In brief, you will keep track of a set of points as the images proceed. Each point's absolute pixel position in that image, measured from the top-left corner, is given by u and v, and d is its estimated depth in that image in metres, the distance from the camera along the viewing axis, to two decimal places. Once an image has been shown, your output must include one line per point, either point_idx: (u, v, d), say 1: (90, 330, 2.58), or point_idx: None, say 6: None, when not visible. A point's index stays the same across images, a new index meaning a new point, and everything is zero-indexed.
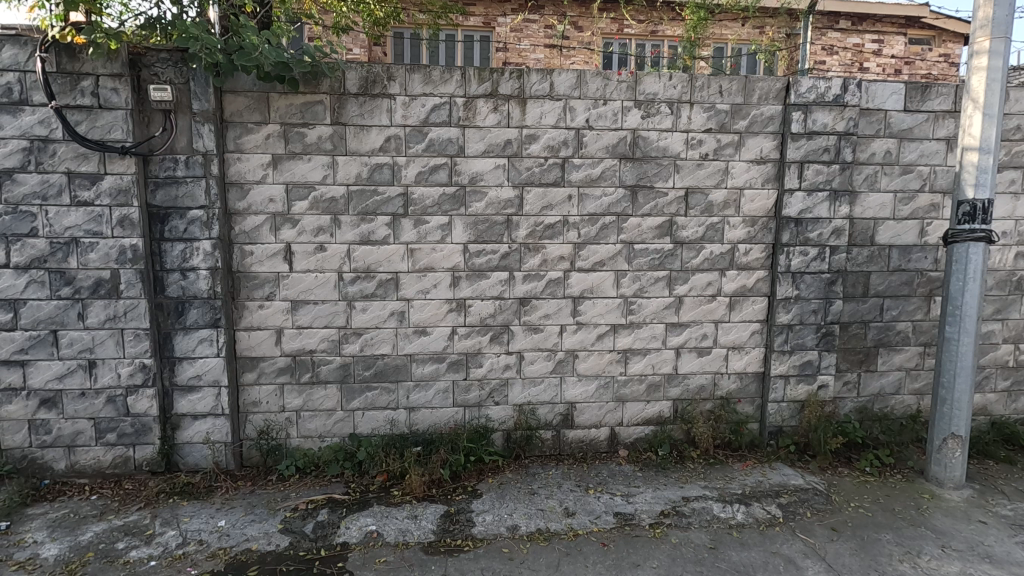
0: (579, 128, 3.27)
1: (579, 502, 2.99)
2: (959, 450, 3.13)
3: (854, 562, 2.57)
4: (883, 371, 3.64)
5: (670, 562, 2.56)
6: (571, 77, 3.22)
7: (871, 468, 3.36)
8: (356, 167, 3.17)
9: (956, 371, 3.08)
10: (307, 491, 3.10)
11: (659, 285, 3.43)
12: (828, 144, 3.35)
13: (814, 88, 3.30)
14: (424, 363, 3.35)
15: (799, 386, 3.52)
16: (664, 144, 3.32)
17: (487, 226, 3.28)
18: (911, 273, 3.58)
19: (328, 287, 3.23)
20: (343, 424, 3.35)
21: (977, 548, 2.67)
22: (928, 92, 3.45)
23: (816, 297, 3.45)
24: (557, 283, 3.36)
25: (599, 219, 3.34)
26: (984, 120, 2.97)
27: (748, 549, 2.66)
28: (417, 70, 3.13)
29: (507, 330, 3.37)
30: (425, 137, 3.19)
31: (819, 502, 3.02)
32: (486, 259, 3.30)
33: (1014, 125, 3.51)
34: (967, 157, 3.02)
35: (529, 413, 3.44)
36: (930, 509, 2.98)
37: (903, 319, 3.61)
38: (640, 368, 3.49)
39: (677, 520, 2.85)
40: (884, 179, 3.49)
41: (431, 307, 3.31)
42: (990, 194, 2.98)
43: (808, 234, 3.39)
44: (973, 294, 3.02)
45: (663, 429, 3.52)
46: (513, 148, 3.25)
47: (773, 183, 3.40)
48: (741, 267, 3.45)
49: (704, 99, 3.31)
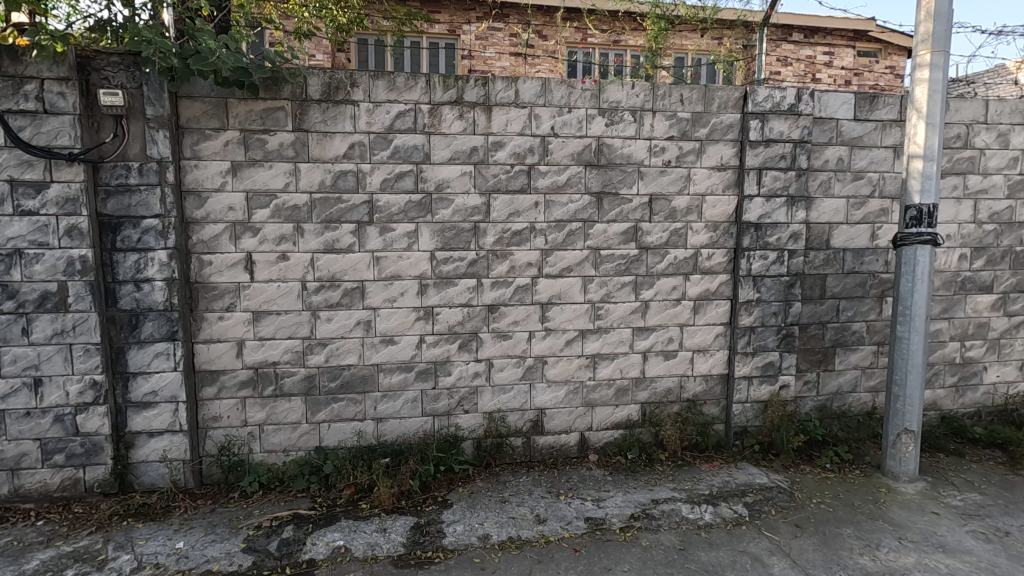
0: (545, 135, 3.29)
1: (550, 508, 2.99)
2: (912, 445, 3.26)
3: (817, 557, 2.64)
4: (840, 370, 3.77)
5: (640, 565, 2.58)
6: (535, 85, 3.25)
7: (831, 465, 3.46)
8: (319, 174, 3.11)
9: (908, 368, 3.20)
10: (272, 507, 3.00)
11: (625, 290, 3.47)
12: (785, 151, 3.46)
13: (770, 98, 3.41)
14: (392, 372, 3.30)
15: (762, 387, 3.60)
16: (627, 151, 3.38)
17: (454, 233, 3.26)
18: (865, 275, 3.72)
19: (292, 297, 3.15)
20: (309, 436, 3.27)
21: (931, 538, 2.78)
22: (876, 102, 3.61)
23: (776, 300, 3.55)
24: (525, 290, 3.37)
25: (566, 225, 3.37)
26: (928, 129, 3.11)
27: (716, 549, 2.70)
28: (381, 77, 3.11)
29: (475, 337, 3.36)
30: (390, 144, 3.16)
31: (783, 500, 3.10)
32: (454, 267, 3.28)
33: (955, 133, 3.70)
34: (913, 164, 3.16)
35: (499, 421, 3.43)
36: (887, 503, 3.09)
37: (858, 319, 3.75)
38: (608, 372, 3.51)
39: (648, 523, 2.88)
40: (838, 185, 3.62)
41: (398, 316, 3.27)
42: (935, 199, 3.12)
43: (767, 238, 3.49)
44: (922, 295, 3.16)
45: (632, 432, 3.56)
46: (479, 155, 3.25)
47: (733, 190, 3.49)
48: (705, 271, 3.52)
49: (665, 107, 3.38)
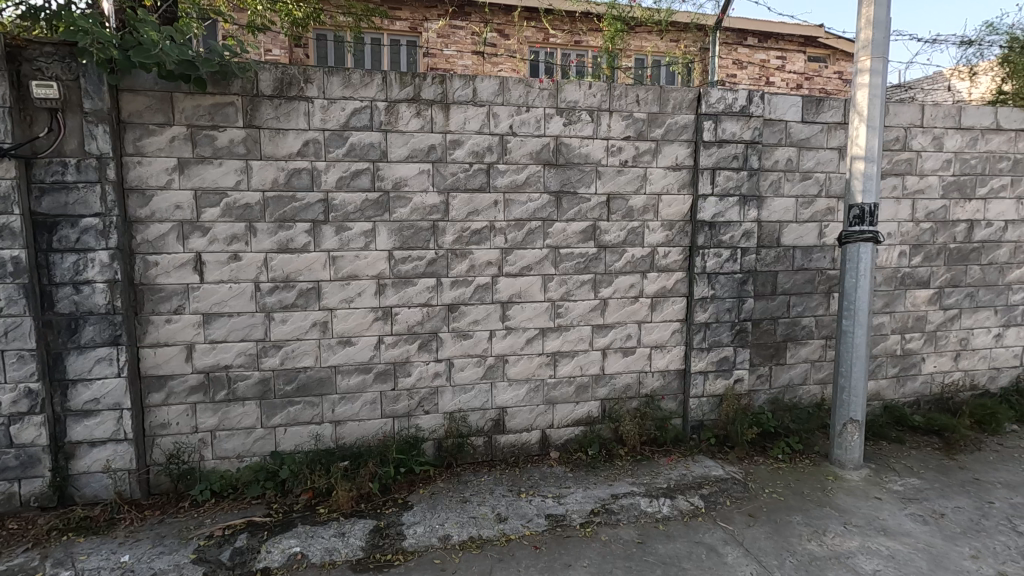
0: (503, 134, 3.29)
1: (511, 506, 2.99)
2: (857, 433, 3.41)
3: (768, 544, 2.73)
4: (791, 364, 3.90)
5: (600, 560, 2.61)
6: (493, 84, 3.25)
7: (783, 455, 3.58)
8: (272, 172, 3.03)
9: (853, 360, 3.34)
10: (225, 516, 2.91)
11: (584, 288, 3.50)
12: (737, 151, 3.56)
13: (722, 99, 3.50)
14: (350, 374, 3.25)
15: (718, 381, 3.70)
16: (585, 151, 3.41)
17: (412, 232, 3.23)
18: (812, 272, 3.87)
19: (244, 298, 3.06)
20: (264, 441, 3.18)
21: (873, 522, 2.91)
22: (822, 106, 3.75)
23: (730, 296, 3.65)
24: (485, 289, 3.36)
25: (526, 224, 3.38)
26: (869, 132, 3.25)
27: (673, 541, 2.76)
28: (336, 73, 3.05)
29: (435, 337, 3.33)
30: (346, 142, 3.10)
31: (737, 491, 3.19)
32: (412, 266, 3.25)
33: (895, 136, 3.88)
34: (856, 166, 3.30)
35: (460, 420, 3.41)
36: (834, 490, 3.22)
37: (807, 315, 3.89)
38: (568, 369, 3.54)
39: (607, 518, 2.92)
40: (787, 185, 3.75)
41: (356, 316, 3.22)
42: (876, 199, 3.27)
43: (721, 236, 3.58)
44: (865, 290, 3.30)
45: (593, 429, 3.60)
46: (437, 154, 3.22)
47: (688, 189, 3.57)
48: (661, 269, 3.59)
49: (622, 108, 3.42)
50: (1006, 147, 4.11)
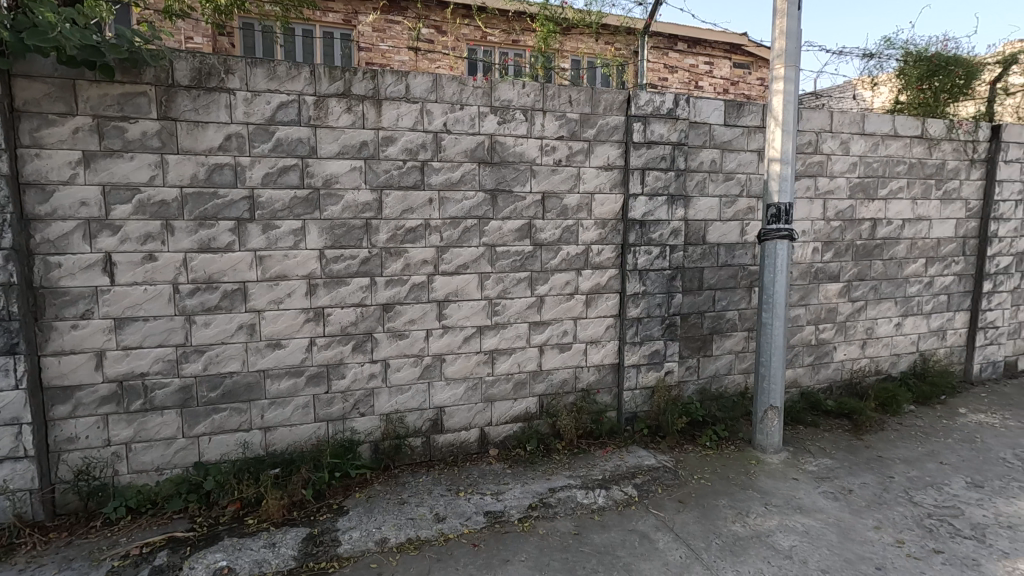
0: (437, 131, 3.27)
1: (450, 505, 2.98)
2: (776, 419, 3.63)
3: (697, 528, 2.86)
4: (717, 355, 4.11)
5: (538, 553, 2.65)
6: (426, 81, 3.21)
7: (711, 443, 3.76)
8: (190, 167, 2.87)
9: (772, 350, 3.56)
10: (143, 533, 2.73)
11: (521, 286, 3.53)
12: (664, 152, 3.69)
13: (651, 102, 3.62)
14: (280, 378, 3.13)
15: (650, 373, 3.83)
16: (520, 150, 3.44)
17: (345, 230, 3.15)
18: (735, 267, 4.08)
19: (162, 301, 2.88)
20: (186, 452, 3.01)
21: (791, 501, 3.11)
22: (742, 110, 3.96)
23: (660, 292, 3.80)
24: (421, 288, 3.32)
25: (461, 222, 3.37)
26: (783, 135, 3.46)
27: (608, 530, 2.84)
28: (260, 64, 2.92)
29: (371, 338, 3.27)
30: (272, 137, 2.98)
31: (668, 478, 3.32)
32: (345, 265, 3.17)
33: (808, 140, 4.15)
34: (772, 167, 3.50)
35: (397, 422, 3.36)
36: (756, 473, 3.41)
37: (731, 308, 4.11)
38: (506, 366, 3.57)
39: (545, 511, 2.97)
40: (711, 185, 3.94)
41: (285, 318, 3.10)
42: (791, 199, 3.49)
43: (651, 234, 3.72)
44: (782, 284, 3.52)
45: (531, 424, 3.64)
46: (369, 150, 3.15)
47: (619, 188, 3.67)
48: (595, 266, 3.68)
49: (555, 108, 3.48)
50: (902, 152, 4.49)
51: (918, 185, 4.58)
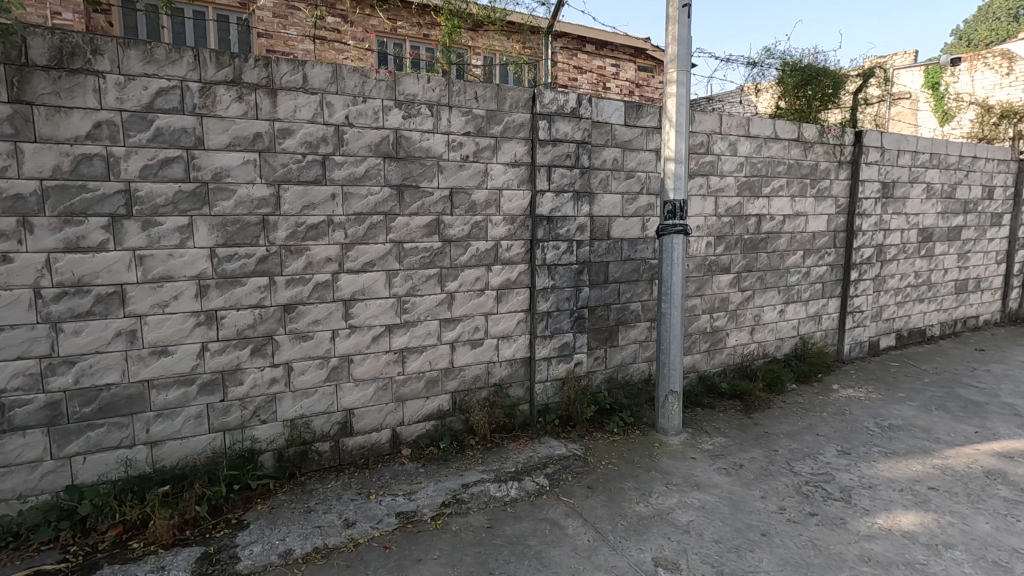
0: (338, 124, 3.15)
1: (360, 510, 2.90)
2: (676, 403, 3.86)
3: (604, 511, 2.98)
4: (623, 345, 4.30)
5: (451, 550, 2.65)
6: (326, 71, 3.08)
7: (618, 429, 3.94)
8: (52, 157, 2.57)
9: (671, 339, 3.77)
10: (2, 571, 2.42)
11: (431, 282, 3.50)
12: (569, 150, 3.80)
13: (555, 101, 3.71)
14: (168, 388, 2.89)
15: (560, 365, 3.94)
16: (426, 145, 3.40)
17: (238, 227, 2.96)
18: (638, 261, 4.29)
19: (20, 308, 2.56)
20: (55, 476, 2.70)
21: (689, 479, 3.32)
22: (641, 111, 4.16)
23: (568, 286, 3.91)
24: (325, 287, 3.20)
25: (367, 218, 3.27)
26: (677, 136, 3.67)
27: (520, 521, 2.89)
28: (134, 46, 2.67)
29: (271, 341, 3.10)
30: (151, 126, 2.74)
31: (578, 466, 3.44)
32: (240, 265, 2.98)
33: (700, 141, 4.43)
34: (668, 166, 3.71)
35: (302, 427, 3.22)
36: (658, 455, 3.61)
37: (635, 300, 4.31)
38: (417, 365, 3.52)
39: (457, 508, 2.97)
40: (614, 183, 4.10)
41: (172, 323, 2.86)
42: (684, 196, 3.71)
43: (558, 230, 3.81)
44: (678, 276, 3.74)
45: (444, 422, 3.62)
46: (264, 143, 2.98)
47: (527, 185, 3.73)
48: (505, 262, 3.72)
49: (461, 103, 3.47)
50: (782, 154, 4.92)
51: (795, 184, 5.04)
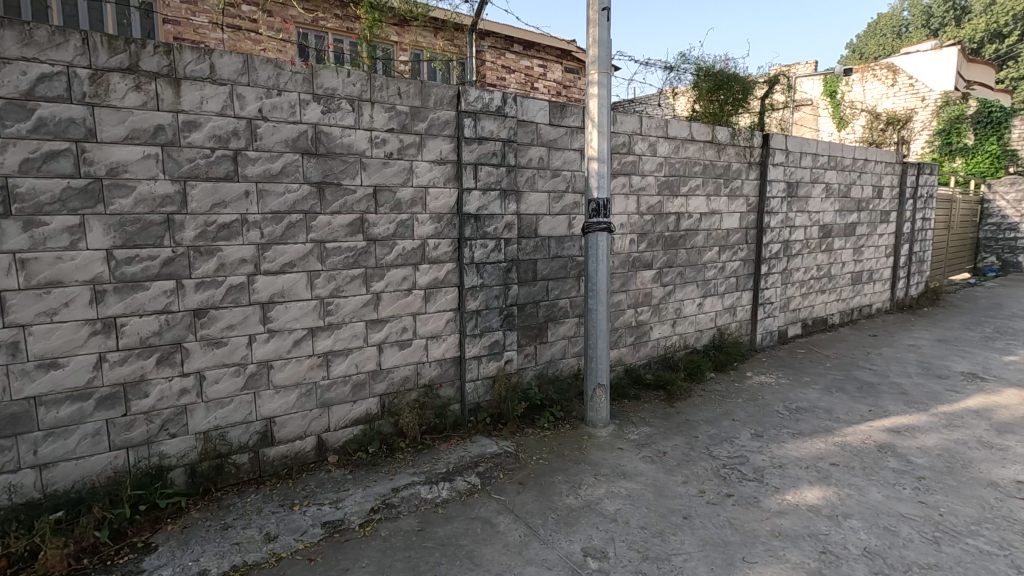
0: (251, 117, 2.99)
1: (283, 522, 2.77)
2: (603, 396, 3.97)
3: (535, 506, 3.02)
4: (552, 342, 4.36)
5: (380, 556, 2.58)
6: (236, 61, 2.91)
7: (548, 424, 3.99)
8: None
9: (597, 334, 3.87)
10: None
11: (355, 283, 3.39)
12: (495, 149, 3.81)
13: (480, 99, 3.70)
14: (60, 404, 2.63)
15: (490, 363, 3.95)
16: (348, 141, 3.29)
17: (139, 227, 2.73)
18: (565, 259, 4.36)
19: None
20: None
21: (616, 469, 3.43)
22: (565, 111, 4.23)
23: (497, 284, 3.92)
24: (239, 290, 3.02)
25: (284, 217, 3.12)
26: (599, 136, 3.77)
27: (452, 521, 2.87)
28: (9, 25, 2.40)
29: (179, 348, 2.89)
30: (32, 115, 2.47)
31: (509, 463, 3.46)
32: (142, 268, 2.76)
33: (622, 141, 4.58)
34: (591, 165, 3.80)
35: (218, 439, 3.03)
36: (587, 448, 3.70)
37: (563, 297, 4.38)
38: (342, 368, 3.40)
39: (387, 513, 2.91)
40: (540, 181, 4.15)
41: (62, 332, 2.60)
42: (608, 194, 3.81)
43: (486, 228, 3.81)
44: (603, 273, 3.84)
45: (372, 426, 3.53)
46: (166, 136, 2.77)
47: (453, 183, 3.70)
48: (433, 261, 3.67)
49: (384, 99, 3.39)
50: (698, 155, 5.17)
51: (711, 183, 5.32)
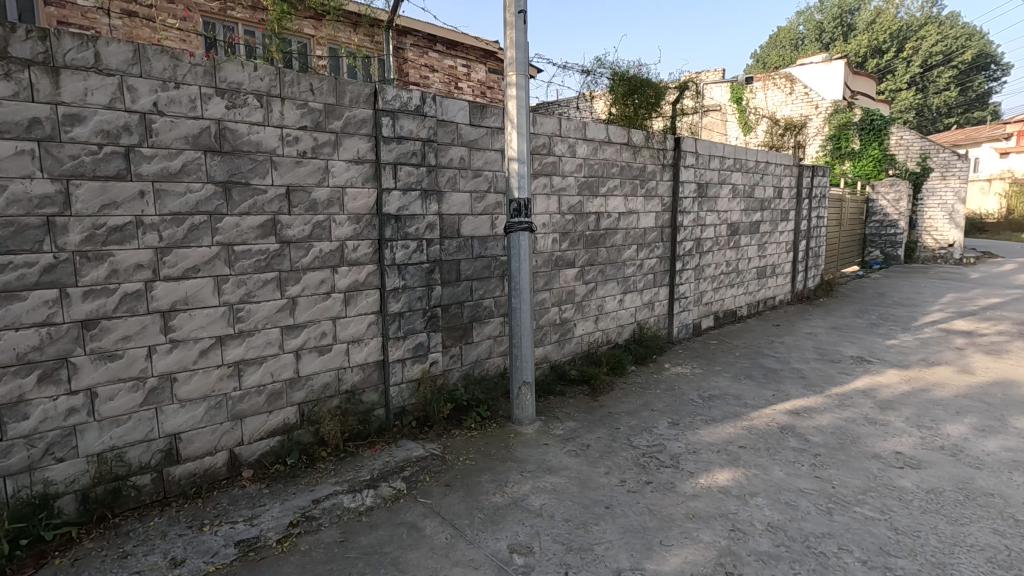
0: (144, 112, 2.77)
1: (191, 545, 2.59)
2: (528, 394, 4.03)
3: (462, 507, 3.01)
4: (477, 342, 4.37)
5: (299, 572, 2.48)
6: (125, 50, 2.69)
7: (475, 424, 4.00)
8: None
9: (521, 332, 3.92)
10: None
11: (268, 287, 3.23)
12: (415, 148, 3.75)
13: (398, 97, 3.64)
14: None
15: (414, 366, 3.89)
16: (256, 139, 3.13)
17: (12, 231, 2.46)
18: (488, 259, 4.38)
19: None
20: None
21: (542, 465, 3.49)
22: (485, 112, 4.25)
23: (419, 285, 3.87)
24: (135, 298, 2.79)
25: (186, 218, 2.92)
26: (519, 137, 3.82)
27: (377, 529, 2.81)
28: None
29: (65, 364, 2.62)
30: None
31: (436, 465, 3.43)
32: (17, 276, 2.48)
33: (542, 143, 4.66)
34: (512, 166, 3.84)
35: (114, 461, 2.79)
36: (514, 445, 3.74)
37: (487, 297, 4.40)
38: (256, 378, 3.23)
39: (307, 526, 2.79)
40: (462, 181, 4.14)
41: None
42: (528, 194, 3.87)
43: (407, 229, 3.76)
44: (526, 272, 3.89)
45: (291, 436, 3.38)
46: (43, 130, 2.51)
47: (372, 183, 3.61)
48: (352, 263, 3.57)
49: (295, 95, 3.25)
50: (615, 157, 5.36)
51: (628, 184, 5.53)
